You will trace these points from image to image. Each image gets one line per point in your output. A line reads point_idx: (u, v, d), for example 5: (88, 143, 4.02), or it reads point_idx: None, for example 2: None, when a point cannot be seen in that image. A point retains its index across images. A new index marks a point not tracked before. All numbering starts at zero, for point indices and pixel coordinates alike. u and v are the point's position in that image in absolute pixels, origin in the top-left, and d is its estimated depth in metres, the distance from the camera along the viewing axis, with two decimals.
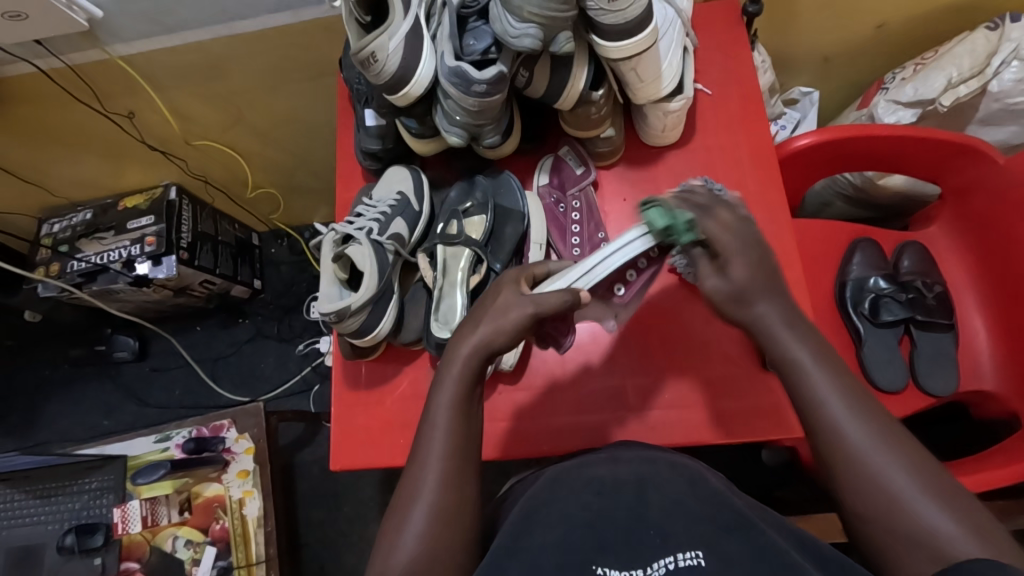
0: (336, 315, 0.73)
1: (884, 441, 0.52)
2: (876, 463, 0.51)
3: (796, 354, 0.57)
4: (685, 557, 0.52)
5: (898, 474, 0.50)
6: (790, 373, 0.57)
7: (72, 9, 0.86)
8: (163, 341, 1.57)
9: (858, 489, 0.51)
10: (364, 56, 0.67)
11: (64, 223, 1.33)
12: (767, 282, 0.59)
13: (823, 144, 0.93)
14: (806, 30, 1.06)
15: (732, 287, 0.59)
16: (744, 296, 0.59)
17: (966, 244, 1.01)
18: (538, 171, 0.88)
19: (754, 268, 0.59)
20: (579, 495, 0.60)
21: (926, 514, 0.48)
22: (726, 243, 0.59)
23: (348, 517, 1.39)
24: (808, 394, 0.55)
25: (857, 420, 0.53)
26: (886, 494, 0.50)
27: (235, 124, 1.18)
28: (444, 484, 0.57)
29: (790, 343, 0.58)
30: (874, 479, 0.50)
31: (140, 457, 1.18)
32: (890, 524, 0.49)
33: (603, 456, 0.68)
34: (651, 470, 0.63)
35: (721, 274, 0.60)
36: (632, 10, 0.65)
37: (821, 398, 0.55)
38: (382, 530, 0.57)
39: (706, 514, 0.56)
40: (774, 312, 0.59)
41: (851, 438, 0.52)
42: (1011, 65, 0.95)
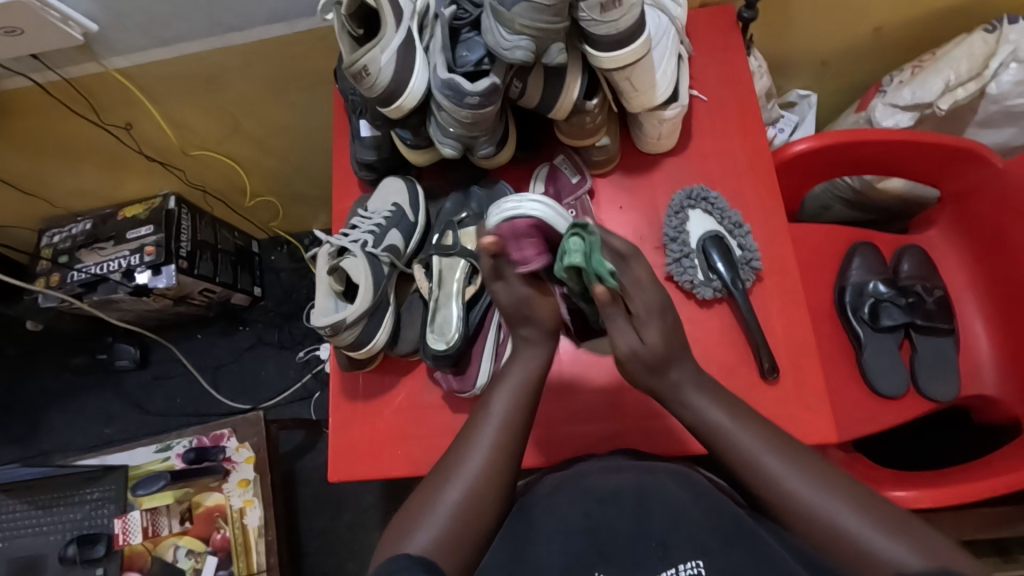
0: (331, 327, 0.74)
1: (821, 486, 0.58)
2: (822, 509, 0.56)
3: (715, 420, 0.64)
4: (687, 567, 0.53)
5: (834, 511, 0.56)
6: (716, 439, 0.64)
7: (67, 23, 0.86)
8: (164, 349, 1.57)
9: (809, 534, 0.56)
10: (357, 69, 0.67)
11: (64, 233, 1.34)
12: (682, 352, 0.67)
13: (820, 149, 0.93)
14: (803, 34, 1.06)
15: (652, 356, 0.66)
16: (665, 364, 0.66)
17: (966, 248, 1.01)
18: (535, 179, 0.87)
19: (664, 335, 0.66)
20: (578, 507, 0.60)
21: (874, 543, 0.53)
22: (642, 304, 0.65)
23: (349, 525, 1.39)
24: (740, 456, 0.62)
25: (796, 475, 0.59)
26: (836, 537, 0.55)
27: (232, 133, 1.18)
28: (468, 494, 0.60)
29: (693, 403, 0.66)
30: (822, 522, 0.56)
31: (142, 466, 1.17)
32: (843, 559, 0.54)
33: (603, 462, 0.67)
34: (653, 477, 0.63)
35: (637, 336, 0.65)
36: (625, 20, 0.65)
37: (752, 460, 0.61)
38: (398, 520, 0.61)
39: (706, 524, 0.57)
40: (682, 380, 0.67)
41: (789, 488, 0.58)
42: (1009, 68, 0.94)
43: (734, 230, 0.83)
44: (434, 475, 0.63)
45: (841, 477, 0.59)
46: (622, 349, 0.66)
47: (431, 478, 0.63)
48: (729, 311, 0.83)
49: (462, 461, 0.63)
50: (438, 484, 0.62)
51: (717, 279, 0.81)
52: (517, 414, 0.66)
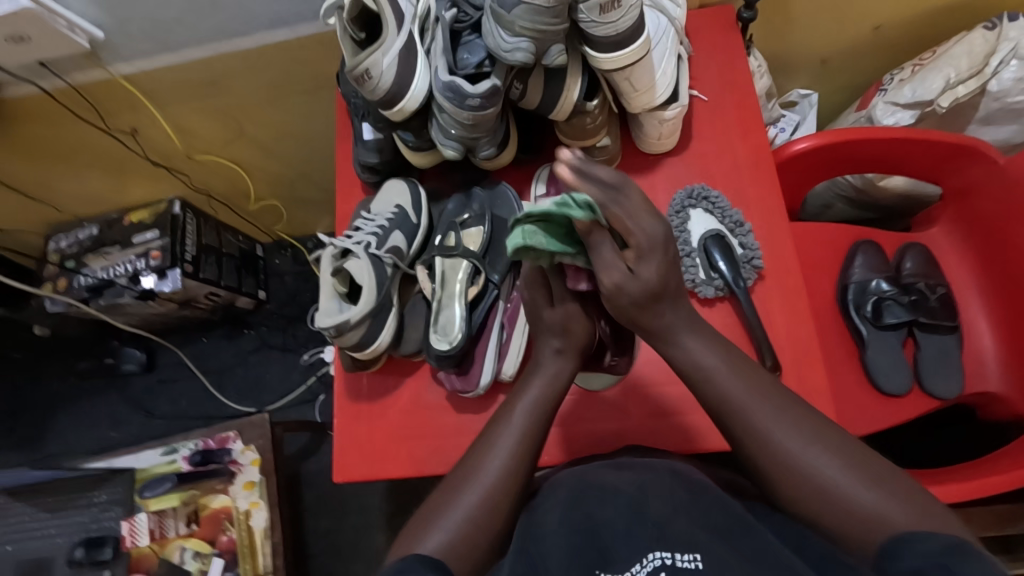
0: (335, 328, 0.74)
1: (812, 439, 0.56)
2: (817, 469, 0.55)
3: (706, 363, 0.63)
4: (683, 558, 0.52)
5: (824, 463, 0.55)
6: (705, 385, 0.62)
7: (73, 31, 0.87)
8: (170, 353, 1.58)
9: (797, 485, 0.55)
10: (359, 73, 0.68)
11: (71, 238, 1.35)
12: (672, 293, 0.64)
13: (821, 147, 0.93)
14: (802, 33, 1.06)
15: (642, 289, 0.61)
16: (655, 296, 0.62)
17: (969, 245, 1.01)
18: (536, 180, 0.87)
19: (661, 269, 0.62)
20: (577, 500, 0.61)
21: (862, 498, 0.52)
22: (640, 235, 0.60)
23: (354, 526, 1.39)
24: (729, 402, 0.60)
25: (784, 427, 0.57)
26: (828, 490, 0.54)
27: (236, 138, 1.19)
28: (485, 499, 0.61)
29: (680, 342, 0.64)
30: (816, 481, 0.54)
31: (148, 470, 1.20)
32: (829, 505, 0.53)
33: (608, 463, 0.68)
34: (653, 475, 0.63)
35: (627, 270, 0.61)
36: (624, 21, 0.66)
37: (741, 411, 0.59)
38: (414, 520, 0.62)
39: (705, 518, 0.55)
40: (677, 323, 0.65)
41: (778, 441, 0.57)
42: (1011, 65, 0.94)
43: (736, 229, 0.83)
44: (451, 480, 0.64)
45: (832, 430, 0.57)
46: (608, 283, 0.61)
47: (449, 482, 0.64)
48: (731, 310, 0.83)
49: (481, 466, 0.63)
50: (455, 489, 0.62)
51: (719, 277, 0.82)
52: (537, 423, 0.66)
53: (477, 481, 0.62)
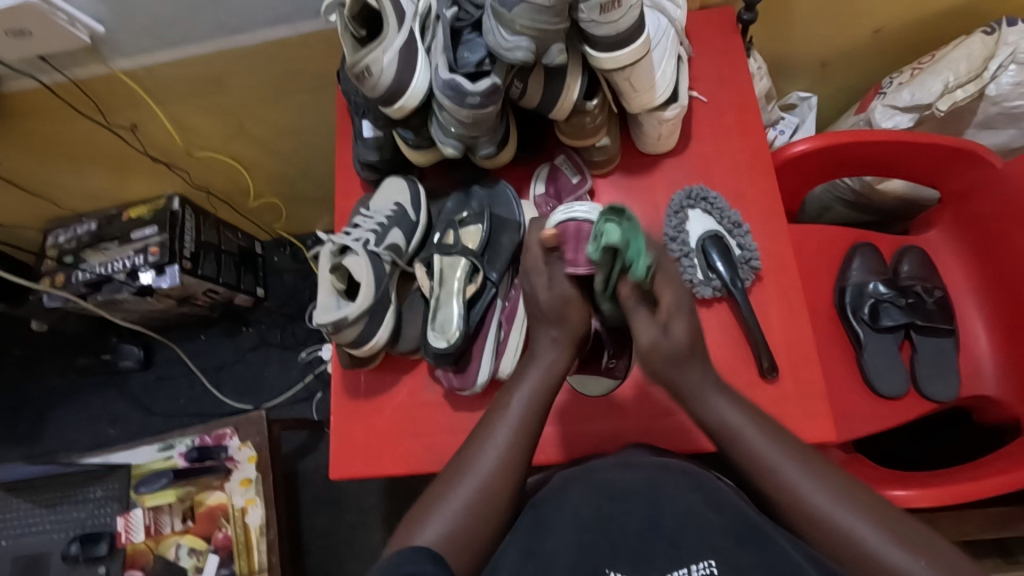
0: (333, 325, 0.75)
1: (838, 497, 0.58)
2: (845, 524, 0.56)
3: (732, 421, 0.64)
4: (698, 567, 0.53)
5: (845, 515, 0.56)
6: (736, 449, 0.63)
7: (74, 26, 0.87)
8: (168, 349, 1.58)
9: (823, 546, 0.57)
10: (359, 70, 0.68)
11: (69, 233, 1.35)
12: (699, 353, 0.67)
13: (819, 150, 0.93)
14: (803, 36, 1.06)
15: (672, 352, 0.65)
16: (680, 358, 0.66)
17: (966, 250, 1.01)
18: (535, 179, 0.88)
19: (688, 334, 0.66)
20: (588, 500, 0.62)
21: (893, 557, 0.53)
22: (667, 302, 0.66)
23: (351, 525, 1.39)
24: (758, 465, 0.62)
25: (809, 481, 0.59)
26: (848, 545, 0.55)
27: (236, 135, 1.19)
28: (482, 491, 0.61)
29: (710, 407, 0.66)
30: (836, 533, 0.56)
31: (144, 466, 1.18)
32: (847, 558, 0.55)
33: (614, 459, 0.68)
34: (666, 475, 0.64)
35: (661, 330, 0.65)
36: (623, 21, 0.66)
37: (767, 469, 0.61)
38: (414, 510, 0.62)
39: (716, 525, 0.56)
40: (695, 379, 0.66)
41: (805, 496, 0.58)
42: (1009, 69, 0.95)
43: (733, 230, 0.84)
44: (452, 468, 0.64)
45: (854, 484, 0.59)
46: (645, 344, 0.65)
47: (453, 466, 0.65)
48: (729, 311, 0.83)
49: (485, 452, 0.64)
50: (451, 479, 0.63)
51: (716, 278, 0.82)
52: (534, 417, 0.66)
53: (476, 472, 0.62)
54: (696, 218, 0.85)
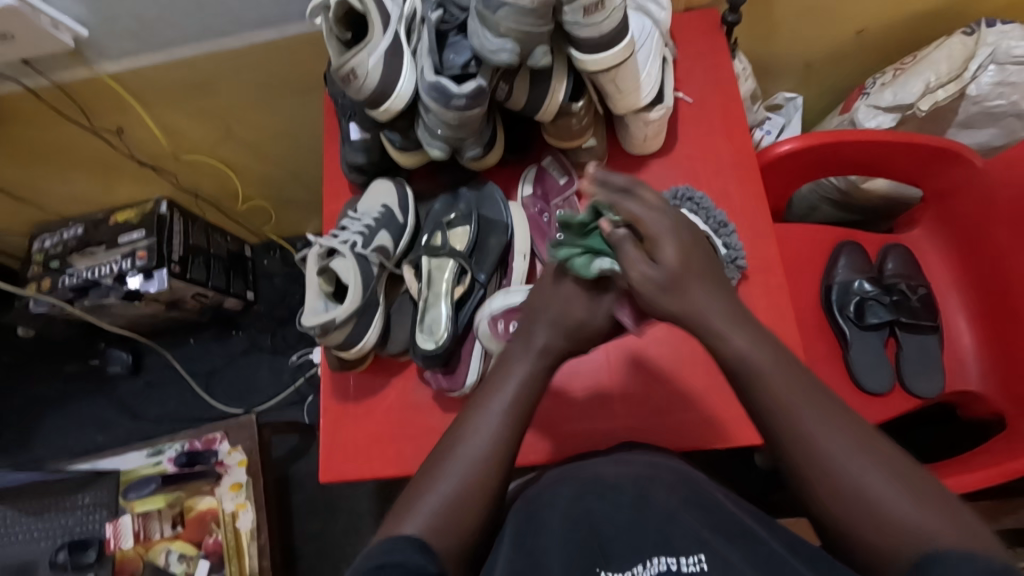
0: (321, 327, 0.74)
1: (858, 452, 0.55)
2: (869, 482, 0.53)
3: (756, 359, 0.59)
4: (689, 562, 0.52)
5: (862, 471, 0.54)
6: (752, 382, 0.59)
7: (58, 29, 0.87)
8: (157, 354, 1.57)
9: (830, 497, 0.54)
10: (345, 72, 0.68)
11: (55, 238, 1.34)
12: (701, 272, 0.62)
13: (803, 150, 0.94)
14: (787, 37, 1.07)
15: (665, 273, 0.60)
16: (678, 277, 0.61)
17: (950, 246, 1.02)
18: (523, 180, 0.88)
19: (681, 254, 0.61)
20: (577, 496, 0.62)
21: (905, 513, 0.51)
22: (651, 226, 0.61)
23: (344, 528, 1.39)
24: (774, 404, 0.58)
25: (824, 429, 0.56)
26: (858, 498, 0.53)
27: (224, 138, 1.19)
28: (465, 479, 0.60)
29: (726, 339, 0.60)
30: (848, 485, 0.54)
31: (134, 470, 1.20)
32: (855, 509, 0.53)
33: (604, 458, 0.70)
34: (653, 471, 0.66)
35: (650, 261, 0.61)
36: (607, 23, 0.67)
37: (784, 409, 0.57)
38: (399, 498, 0.62)
39: (711, 522, 0.57)
40: (702, 303, 0.61)
41: (823, 443, 0.55)
42: (988, 69, 0.96)
43: (720, 229, 0.83)
44: (439, 450, 0.63)
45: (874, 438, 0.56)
46: (638, 280, 0.61)
47: (439, 450, 0.64)
48: None
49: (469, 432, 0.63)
50: (437, 468, 0.61)
51: None
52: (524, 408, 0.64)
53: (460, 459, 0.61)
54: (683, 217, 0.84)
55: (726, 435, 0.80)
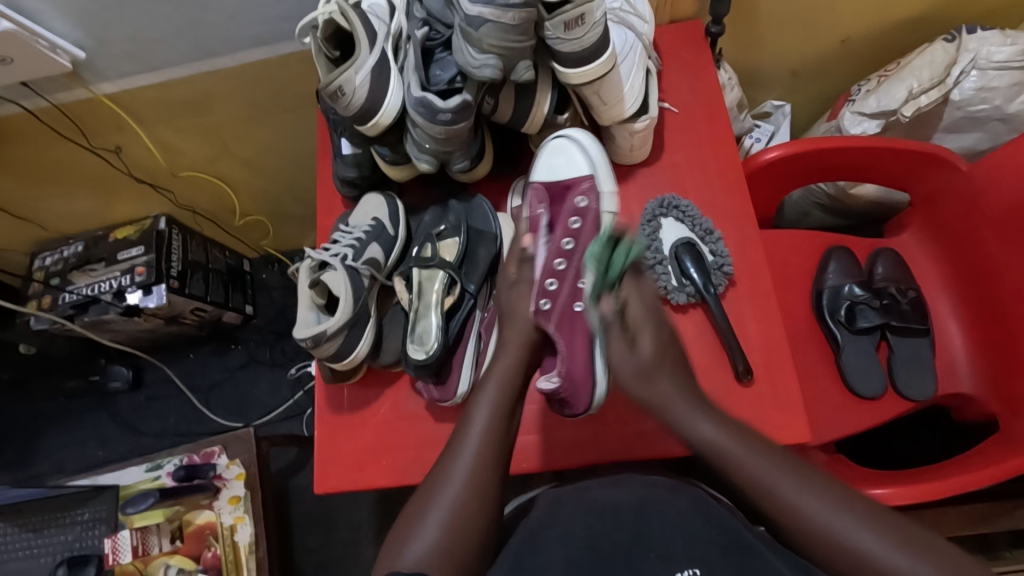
0: (313, 339, 0.75)
1: (854, 518, 0.59)
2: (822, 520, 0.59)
3: (720, 440, 0.66)
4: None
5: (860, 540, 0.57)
6: (721, 463, 0.65)
7: (56, 52, 0.89)
8: (156, 369, 1.58)
9: (808, 540, 0.60)
10: (332, 89, 0.69)
11: (56, 256, 1.36)
12: (672, 369, 0.71)
13: (788, 157, 0.95)
14: (771, 48, 1.09)
15: (637, 359, 0.70)
16: (654, 374, 0.70)
17: (938, 249, 1.03)
18: (511, 193, 0.90)
19: (655, 345, 0.71)
20: (579, 516, 0.65)
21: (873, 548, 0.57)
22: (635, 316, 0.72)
23: (343, 541, 1.39)
24: (737, 472, 0.64)
25: (791, 482, 0.62)
26: (832, 542, 0.58)
27: (221, 155, 1.21)
28: (455, 507, 0.63)
29: (695, 422, 0.67)
30: (816, 528, 0.59)
31: (132, 486, 1.19)
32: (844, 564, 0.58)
33: (606, 479, 0.71)
34: (654, 491, 0.67)
35: (629, 348, 0.71)
36: (588, 37, 0.68)
37: (762, 485, 0.62)
38: (394, 531, 0.65)
39: (700, 538, 0.59)
40: (666, 389, 0.69)
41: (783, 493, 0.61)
42: (970, 75, 0.98)
43: (705, 237, 0.85)
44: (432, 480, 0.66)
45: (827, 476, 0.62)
46: (618, 365, 0.71)
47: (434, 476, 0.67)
48: (703, 316, 0.85)
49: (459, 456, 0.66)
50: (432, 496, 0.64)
51: (690, 284, 0.83)
52: (500, 427, 0.68)
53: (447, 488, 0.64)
54: (668, 225, 0.87)
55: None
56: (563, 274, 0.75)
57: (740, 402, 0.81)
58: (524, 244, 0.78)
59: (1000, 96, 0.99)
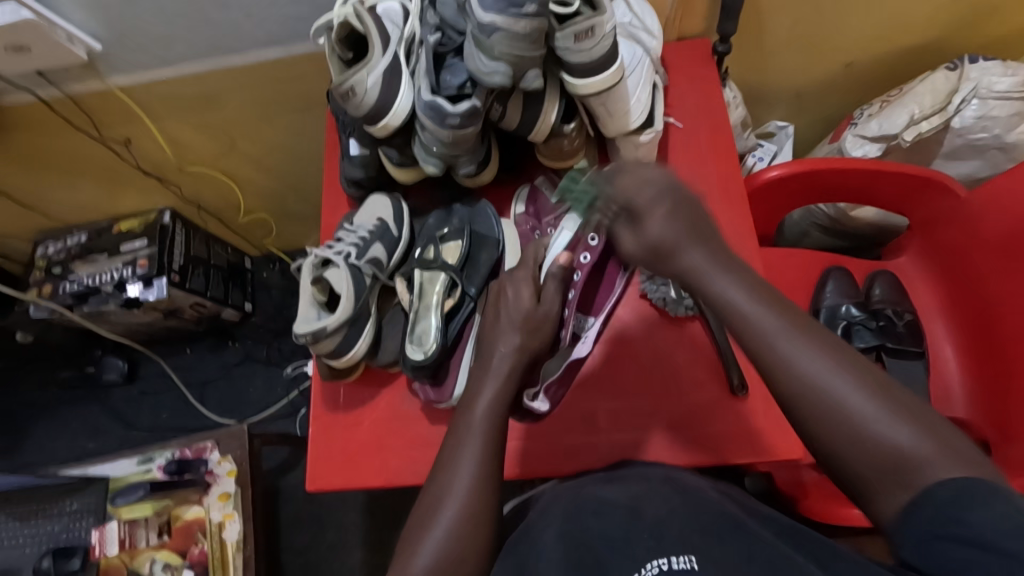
0: (312, 335, 0.76)
1: (877, 404, 0.50)
2: (836, 396, 0.51)
3: (738, 301, 0.56)
4: (679, 561, 0.51)
5: (895, 434, 0.49)
6: (729, 316, 0.57)
7: (72, 43, 0.90)
8: (153, 363, 1.58)
9: (814, 412, 0.52)
10: (345, 89, 0.71)
11: (58, 245, 1.37)
12: (690, 233, 0.58)
13: (791, 176, 0.97)
14: (776, 69, 1.11)
15: (648, 246, 0.58)
16: (665, 252, 0.58)
17: (935, 273, 1.04)
18: (515, 200, 0.91)
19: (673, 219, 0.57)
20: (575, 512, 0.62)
21: (890, 435, 0.49)
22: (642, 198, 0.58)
23: (331, 543, 1.38)
24: (758, 339, 0.55)
25: (805, 355, 0.53)
26: (848, 421, 0.50)
27: (228, 151, 1.22)
28: (458, 516, 0.61)
29: (719, 282, 0.57)
30: (831, 402, 0.51)
31: (123, 479, 1.18)
32: (857, 454, 0.50)
33: (601, 476, 0.71)
34: (648, 486, 0.65)
35: (637, 231, 0.59)
36: (597, 49, 0.70)
37: (786, 354, 0.54)
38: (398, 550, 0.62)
39: (699, 522, 0.56)
40: (697, 257, 0.58)
41: (807, 376, 0.52)
42: (971, 104, 1.00)
43: None
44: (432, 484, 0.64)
45: (861, 363, 0.53)
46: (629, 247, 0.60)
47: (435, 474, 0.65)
48: (701, 329, 0.86)
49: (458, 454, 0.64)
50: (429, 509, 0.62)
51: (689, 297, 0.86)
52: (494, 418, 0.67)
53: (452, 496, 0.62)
54: None
55: (715, 453, 0.81)
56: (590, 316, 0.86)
57: (736, 416, 0.82)
58: (561, 262, 0.79)
59: (999, 125, 1.01)
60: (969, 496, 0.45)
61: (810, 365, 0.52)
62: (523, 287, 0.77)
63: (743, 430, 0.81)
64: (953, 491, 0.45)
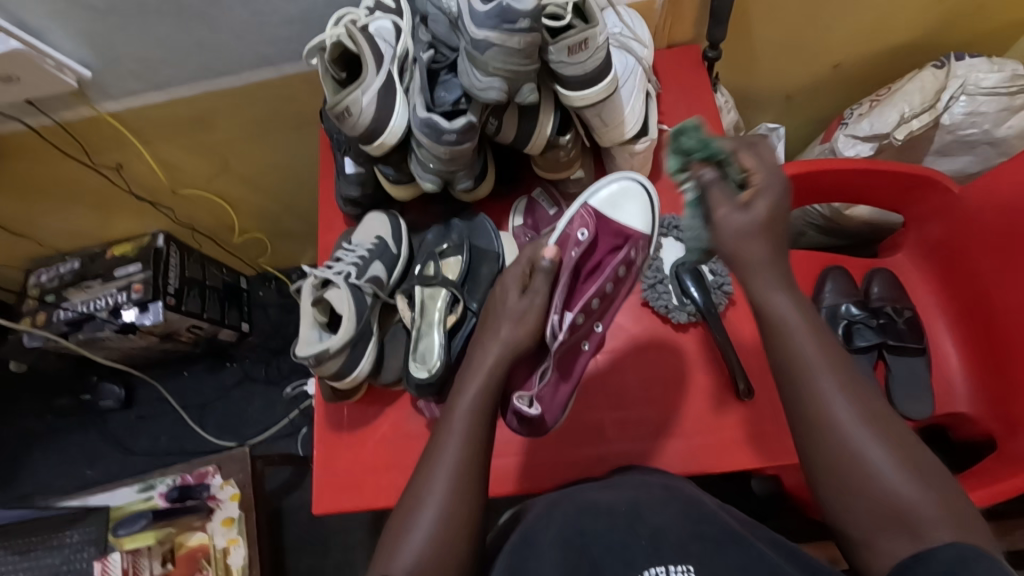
0: (314, 358, 0.75)
1: (891, 453, 0.56)
2: (853, 436, 0.57)
3: (788, 319, 0.59)
4: (676, 570, 0.53)
5: (911, 492, 0.54)
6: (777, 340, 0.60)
7: (62, 71, 0.90)
8: (150, 387, 1.56)
9: (837, 455, 0.57)
10: (339, 110, 0.70)
11: (51, 272, 1.35)
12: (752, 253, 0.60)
13: (786, 178, 0.97)
14: (766, 73, 1.12)
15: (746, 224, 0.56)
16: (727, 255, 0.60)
17: (932, 269, 1.05)
18: (513, 212, 0.91)
19: (771, 214, 0.56)
20: (574, 516, 0.61)
21: (897, 484, 0.55)
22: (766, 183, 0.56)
23: (337, 563, 1.36)
24: (801, 364, 0.59)
25: (840, 397, 0.58)
26: (861, 468, 0.56)
27: (221, 173, 1.21)
28: (442, 517, 0.59)
29: (771, 295, 0.59)
30: (851, 451, 0.57)
31: (124, 507, 1.17)
32: (866, 496, 0.56)
33: (598, 482, 0.69)
34: (644, 492, 0.64)
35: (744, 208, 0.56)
36: (591, 62, 0.70)
37: (813, 384, 0.58)
38: (381, 548, 0.61)
39: (697, 532, 0.57)
40: (763, 275, 0.59)
41: (833, 414, 0.57)
42: (960, 100, 1.01)
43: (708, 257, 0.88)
44: (412, 491, 0.63)
45: (889, 420, 0.58)
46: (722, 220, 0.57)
47: (418, 473, 0.63)
48: (704, 334, 0.87)
49: (443, 453, 0.63)
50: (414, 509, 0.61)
51: (691, 303, 0.85)
52: (480, 428, 0.64)
53: (432, 497, 0.61)
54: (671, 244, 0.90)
55: (723, 458, 0.81)
56: (590, 312, 0.73)
57: (742, 420, 0.82)
58: (550, 254, 0.70)
59: (988, 120, 1.02)
60: (961, 565, 0.49)
61: (837, 402, 0.57)
62: (509, 286, 0.72)
63: (752, 433, 0.82)
64: (949, 556, 0.50)
